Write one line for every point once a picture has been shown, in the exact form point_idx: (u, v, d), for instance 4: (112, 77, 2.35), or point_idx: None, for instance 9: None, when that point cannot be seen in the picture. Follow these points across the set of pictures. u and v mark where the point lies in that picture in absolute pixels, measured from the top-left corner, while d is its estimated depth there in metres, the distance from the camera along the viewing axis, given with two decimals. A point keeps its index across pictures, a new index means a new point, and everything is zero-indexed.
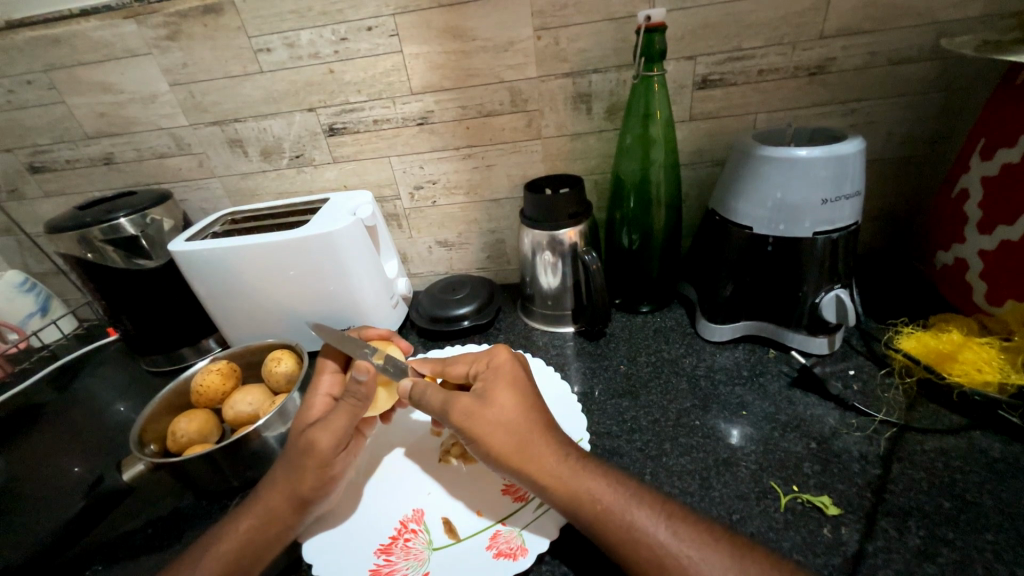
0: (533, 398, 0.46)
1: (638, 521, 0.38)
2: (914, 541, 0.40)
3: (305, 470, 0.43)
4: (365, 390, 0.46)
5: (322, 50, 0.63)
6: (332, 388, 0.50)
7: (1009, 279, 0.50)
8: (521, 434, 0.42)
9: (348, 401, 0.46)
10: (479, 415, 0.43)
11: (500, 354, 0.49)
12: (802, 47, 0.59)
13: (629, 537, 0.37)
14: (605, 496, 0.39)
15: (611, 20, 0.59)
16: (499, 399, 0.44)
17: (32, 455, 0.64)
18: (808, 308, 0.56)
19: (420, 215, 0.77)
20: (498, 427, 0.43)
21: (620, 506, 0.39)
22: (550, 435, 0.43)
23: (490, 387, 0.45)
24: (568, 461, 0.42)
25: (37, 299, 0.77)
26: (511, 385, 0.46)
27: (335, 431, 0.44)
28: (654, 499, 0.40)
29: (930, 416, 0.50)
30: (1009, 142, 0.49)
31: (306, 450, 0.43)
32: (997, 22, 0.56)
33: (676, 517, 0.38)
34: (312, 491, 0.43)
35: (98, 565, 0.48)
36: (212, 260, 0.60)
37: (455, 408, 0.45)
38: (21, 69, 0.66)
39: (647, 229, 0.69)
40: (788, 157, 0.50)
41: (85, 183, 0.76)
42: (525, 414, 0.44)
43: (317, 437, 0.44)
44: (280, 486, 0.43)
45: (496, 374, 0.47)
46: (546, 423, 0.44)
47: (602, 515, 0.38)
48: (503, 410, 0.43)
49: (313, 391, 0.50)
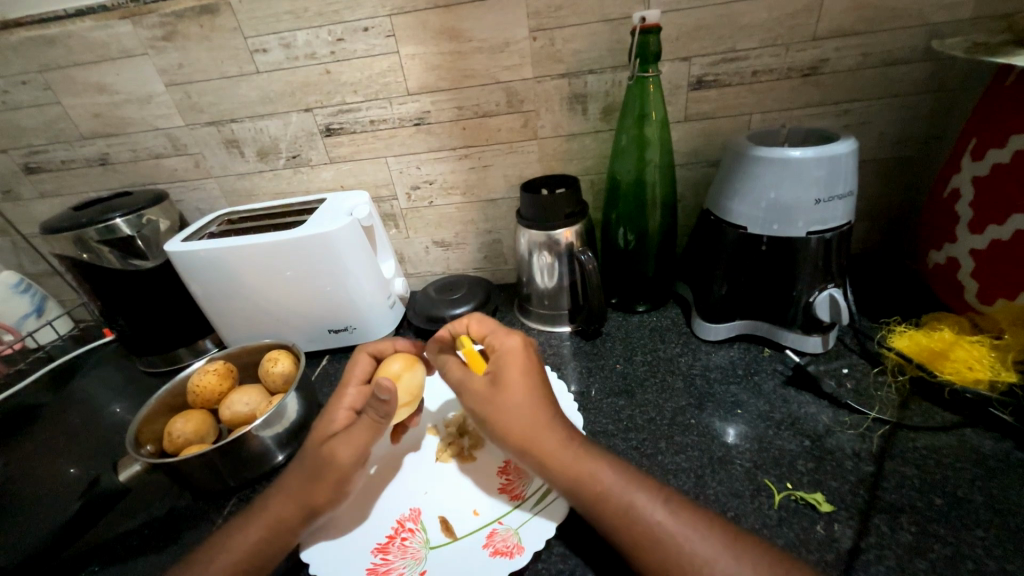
0: (541, 381, 0.45)
1: (637, 501, 0.38)
2: (906, 538, 0.40)
3: (324, 483, 0.43)
4: (387, 405, 0.43)
5: (318, 51, 0.63)
6: (355, 401, 0.47)
7: (1000, 279, 0.50)
8: (530, 418, 0.42)
9: (368, 414, 0.44)
10: (491, 401, 0.43)
11: (512, 337, 0.47)
12: (795, 49, 0.60)
13: (627, 518, 0.38)
14: (607, 480, 0.39)
15: (606, 21, 0.60)
16: (510, 385, 0.43)
17: (27, 456, 0.63)
18: (801, 307, 0.56)
19: (417, 215, 0.77)
20: (510, 415, 0.42)
21: (621, 490, 0.39)
22: (555, 419, 0.43)
23: (499, 372, 0.44)
24: (571, 445, 0.42)
25: (33, 300, 0.77)
26: (523, 368, 0.44)
27: (353, 446, 0.43)
28: (653, 485, 0.40)
29: (922, 414, 0.51)
30: (999, 142, 0.50)
31: (326, 462, 0.42)
32: (986, 24, 0.56)
33: (674, 500, 0.39)
34: (325, 504, 0.43)
35: (94, 567, 0.48)
36: (209, 262, 0.61)
37: (468, 393, 0.45)
38: (16, 70, 0.66)
39: (643, 229, 0.69)
40: (782, 158, 0.50)
41: (81, 184, 0.76)
42: (534, 399, 0.43)
43: (338, 451, 0.43)
44: (293, 497, 0.43)
45: (506, 359, 0.45)
46: (551, 408, 0.43)
47: (602, 497, 0.39)
48: (513, 396, 0.43)
49: (335, 404, 0.47)
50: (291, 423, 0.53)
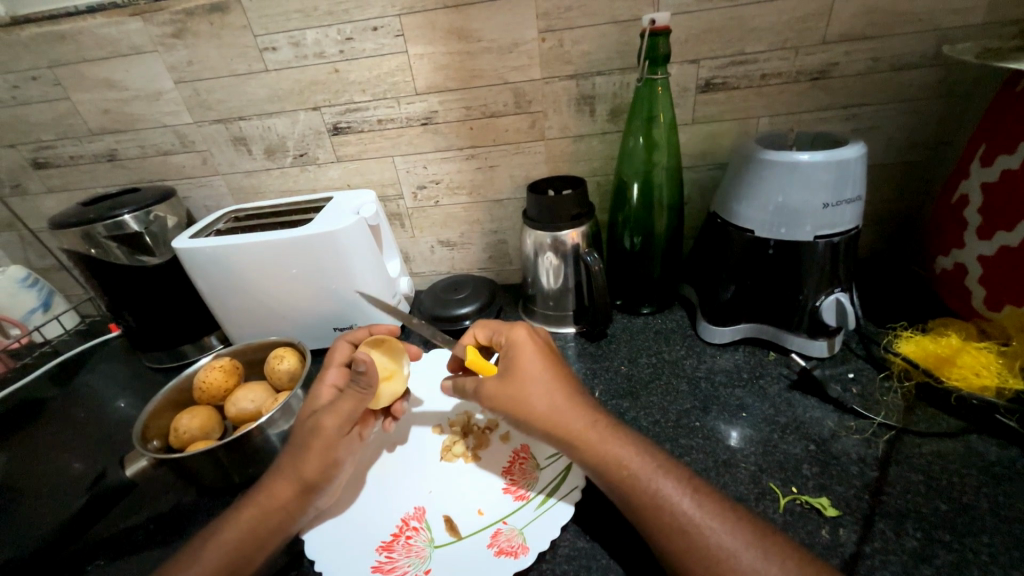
0: (557, 367, 0.47)
1: (663, 488, 0.38)
2: (911, 543, 0.40)
3: (310, 452, 0.44)
4: (366, 377, 0.46)
5: (327, 50, 0.63)
6: (337, 380, 0.50)
7: (1007, 286, 0.50)
8: (550, 401, 0.44)
9: (350, 388, 0.46)
10: (510, 387, 0.45)
11: (520, 330, 0.50)
12: (804, 52, 0.60)
13: (653, 503, 0.38)
14: (632, 462, 0.40)
15: (616, 23, 0.60)
16: (525, 372, 0.45)
17: (33, 450, 0.64)
18: (808, 312, 0.56)
19: (423, 215, 0.77)
20: (527, 398, 0.44)
21: (647, 474, 0.39)
22: (578, 401, 0.44)
23: (513, 363, 0.47)
24: (595, 427, 0.43)
25: (40, 295, 0.77)
26: (537, 355, 0.47)
27: (338, 416, 0.45)
28: (680, 473, 0.40)
29: (928, 419, 0.51)
30: (1008, 148, 0.50)
31: (313, 432, 0.44)
32: (996, 29, 0.56)
33: (701, 492, 0.39)
34: (315, 478, 0.43)
35: (100, 561, 0.48)
36: (217, 259, 0.61)
37: (486, 387, 0.47)
38: (25, 65, 0.66)
39: (649, 232, 0.70)
40: (790, 163, 0.50)
41: (89, 179, 0.76)
42: (552, 382, 0.45)
43: (325, 421, 0.45)
44: (285, 473, 0.44)
45: (519, 349, 0.47)
46: (571, 393, 0.45)
47: (628, 479, 0.39)
48: (529, 379, 0.45)
49: (318, 383, 0.50)
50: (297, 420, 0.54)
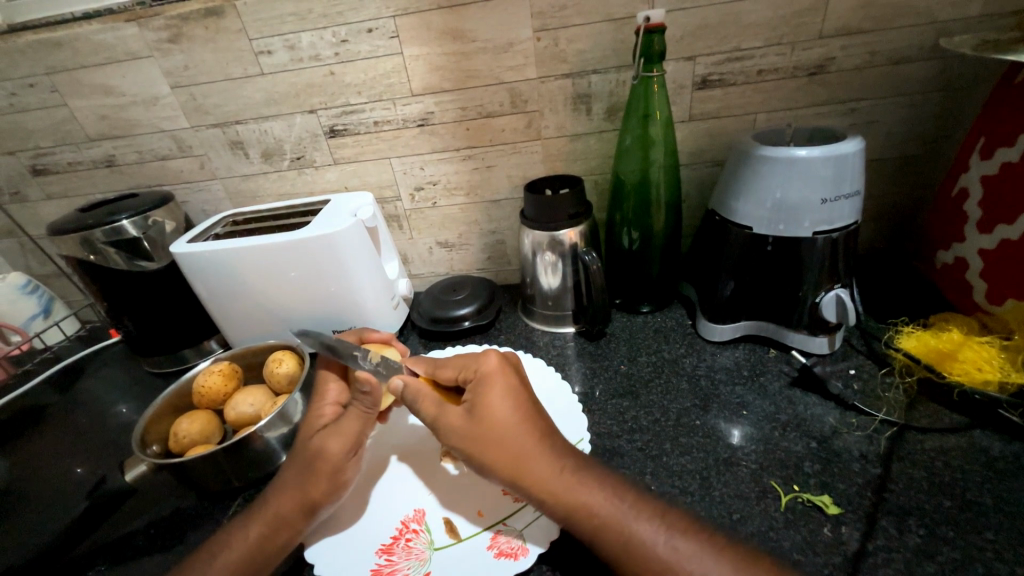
0: (523, 402, 0.45)
1: (636, 534, 0.37)
2: (914, 540, 0.40)
3: (318, 476, 0.44)
4: (371, 397, 0.47)
5: (322, 53, 0.63)
6: (339, 396, 0.50)
7: (1010, 279, 0.50)
8: (514, 446, 0.42)
9: (355, 406, 0.47)
10: (474, 431, 0.43)
11: (487, 361, 0.48)
12: (801, 47, 0.59)
13: (628, 553, 0.37)
14: (603, 510, 0.39)
15: (610, 21, 0.60)
16: (490, 411, 0.43)
17: (34, 457, 0.64)
18: (808, 308, 0.56)
19: (421, 216, 0.77)
20: (492, 442, 0.42)
21: (618, 519, 0.38)
22: (545, 443, 0.42)
23: (478, 399, 0.44)
24: (564, 472, 0.41)
25: (41, 301, 0.78)
26: (505, 394, 0.44)
27: (344, 438, 0.46)
28: (652, 510, 0.39)
29: (931, 415, 0.50)
30: (1008, 142, 0.49)
31: (317, 456, 0.45)
32: (996, 21, 0.56)
33: (676, 528, 0.38)
34: (322, 497, 0.44)
35: (102, 566, 0.48)
36: (213, 262, 0.61)
37: (446, 424, 0.45)
38: (23, 72, 0.66)
39: (648, 230, 0.69)
40: (788, 158, 0.50)
41: (87, 186, 0.77)
42: (518, 424, 0.43)
43: (328, 444, 0.45)
44: (289, 491, 0.44)
45: (486, 383, 0.45)
46: (540, 430, 0.43)
47: (599, 529, 0.38)
48: (496, 424, 0.42)
49: (320, 401, 0.49)
50: (296, 423, 0.53)
